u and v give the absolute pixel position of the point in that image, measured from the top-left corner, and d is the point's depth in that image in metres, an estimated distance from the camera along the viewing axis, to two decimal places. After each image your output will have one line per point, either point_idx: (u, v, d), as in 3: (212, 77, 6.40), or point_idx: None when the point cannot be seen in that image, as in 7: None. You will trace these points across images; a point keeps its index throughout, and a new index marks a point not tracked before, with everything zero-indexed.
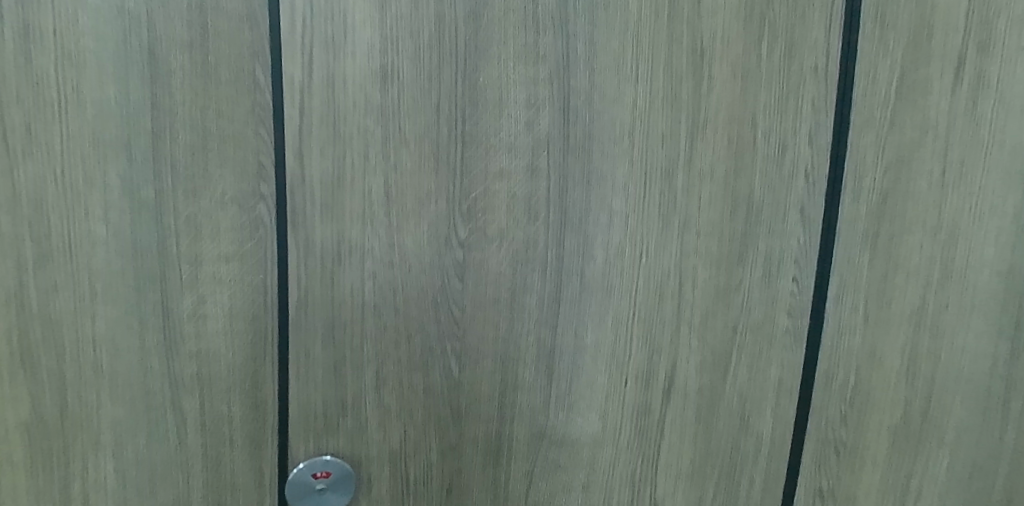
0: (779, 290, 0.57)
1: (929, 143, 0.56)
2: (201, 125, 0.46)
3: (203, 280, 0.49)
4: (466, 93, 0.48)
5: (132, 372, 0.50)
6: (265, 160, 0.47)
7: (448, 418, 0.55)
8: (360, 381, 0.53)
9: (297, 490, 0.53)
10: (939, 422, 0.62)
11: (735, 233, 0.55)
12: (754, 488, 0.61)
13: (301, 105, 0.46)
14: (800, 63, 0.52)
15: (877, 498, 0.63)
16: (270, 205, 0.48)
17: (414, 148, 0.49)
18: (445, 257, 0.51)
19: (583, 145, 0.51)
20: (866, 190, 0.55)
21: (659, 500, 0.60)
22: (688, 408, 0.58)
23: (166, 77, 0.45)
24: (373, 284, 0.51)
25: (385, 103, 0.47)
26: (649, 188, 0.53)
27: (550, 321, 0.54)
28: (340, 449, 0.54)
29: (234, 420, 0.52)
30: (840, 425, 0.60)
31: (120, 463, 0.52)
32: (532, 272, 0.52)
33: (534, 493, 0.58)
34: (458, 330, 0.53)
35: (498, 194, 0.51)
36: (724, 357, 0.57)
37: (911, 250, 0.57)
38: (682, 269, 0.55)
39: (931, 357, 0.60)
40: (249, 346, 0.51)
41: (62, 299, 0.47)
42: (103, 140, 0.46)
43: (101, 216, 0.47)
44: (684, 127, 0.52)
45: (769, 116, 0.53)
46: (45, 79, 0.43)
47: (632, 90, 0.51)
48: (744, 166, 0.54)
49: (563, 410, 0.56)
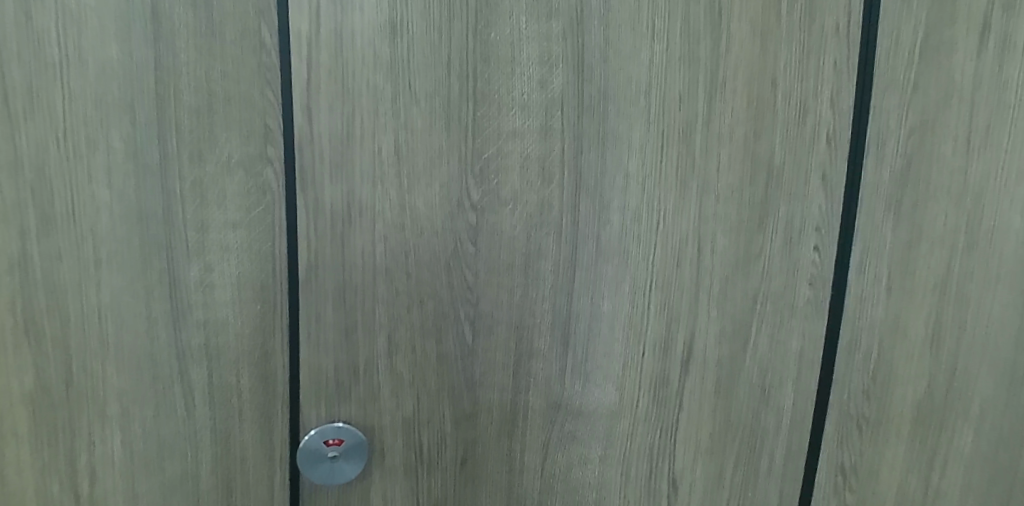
0: (800, 258, 0.55)
1: (955, 106, 0.54)
2: (206, 85, 0.45)
3: (210, 247, 0.48)
4: (477, 50, 0.47)
5: (138, 341, 0.49)
6: (271, 122, 0.46)
7: (462, 388, 0.53)
8: (372, 349, 0.51)
9: (309, 458, 0.51)
10: (963, 396, 0.60)
11: (755, 197, 0.53)
12: (775, 461, 0.59)
13: (308, 62, 0.45)
14: (821, 21, 0.50)
15: (901, 474, 0.61)
16: (278, 169, 0.47)
17: (425, 107, 0.47)
18: (458, 221, 0.50)
19: (598, 105, 0.49)
20: (890, 154, 0.54)
21: (677, 474, 0.59)
22: (708, 380, 0.57)
23: (170, 36, 0.44)
24: (384, 248, 0.49)
25: (394, 61, 0.46)
26: (666, 150, 0.51)
27: (566, 288, 0.52)
28: (352, 418, 0.53)
29: (243, 391, 0.51)
30: (862, 399, 0.58)
31: (128, 436, 0.51)
32: (547, 236, 0.51)
33: (550, 465, 0.56)
34: (471, 296, 0.51)
35: (511, 155, 0.49)
36: (744, 326, 0.56)
37: (936, 217, 0.55)
38: (700, 235, 0.53)
39: (956, 329, 0.58)
40: (258, 316, 0.50)
41: (66, 266, 0.46)
42: (106, 101, 0.44)
43: (105, 181, 0.46)
44: (702, 87, 0.50)
45: (790, 77, 0.51)
46: (46, 37, 0.42)
47: (649, 48, 0.49)
48: (764, 128, 0.52)
49: (579, 380, 0.55)
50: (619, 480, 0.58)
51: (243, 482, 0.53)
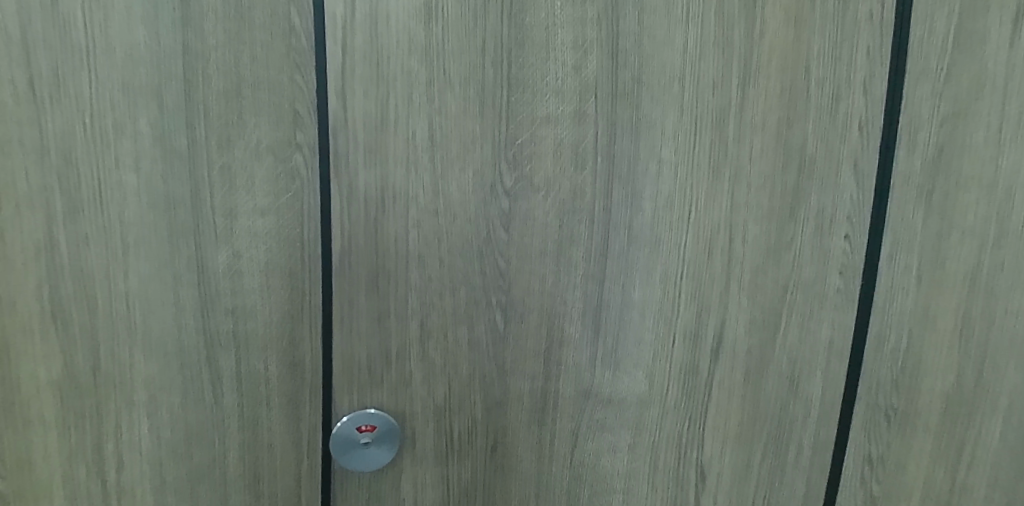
0: (831, 247, 0.54)
1: (987, 95, 0.53)
2: (234, 69, 0.45)
3: (238, 233, 0.48)
4: (511, 35, 0.46)
5: (166, 328, 0.49)
6: (301, 107, 0.46)
7: (492, 375, 0.53)
8: (404, 336, 0.51)
9: (342, 444, 0.51)
10: (992, 387, 0.60)
11: (787, 186, 0.53)
12: (803, 451, 0.59)
13: (342, 46, 0.45)
14: (855, 8, 0.50)
15: (928, 465, 0.61)
16: (308, 155, 0.47)
17: (458, 92, 0.47)
18: (490, 207, 0.49)
19: (631, 91, 0.49)
20: (922, 142, 0.53)
21: (705, 465, 0.58)
22: (738, 368, 0.56)
23: (199, 20, 0.44)
24: (418, 234, 0.49)
25: (429, 45, 0.46)
26: (698, 137, 0.51)
27: (597, 275, 0.52)
28: (384, 405, 0.53)
29: (271, 378, 0.51)
30: (891, 389, 0.58)
31: (155, 423, 0.51)
32: (580, 223, 0.51)
33: (580, 453, 0.56)
34: (504, 283, 0.51)
35: (544, 141, 0.49)
36: (774, 315, 0.55)
37: (967, 207, 0.55)
38: (733, 222, 0.53)
39: (985, 319, 0.58)
40: (286, 303, 0.49)
41: (93, 252, 0.46)
42: (134, 86, 0.44)
43: (132, 166, 0.45)
44: (735, 74, 0.50)
45: (823, 63, 0.51)
46: (73, 22, 0.42)
47: (683, 33, 0.48)
48: (797, 115, 0.51)
49: (609, 368, 0.54)
50: (647, 469, 0.58)
51: (271, 469, 0.53)
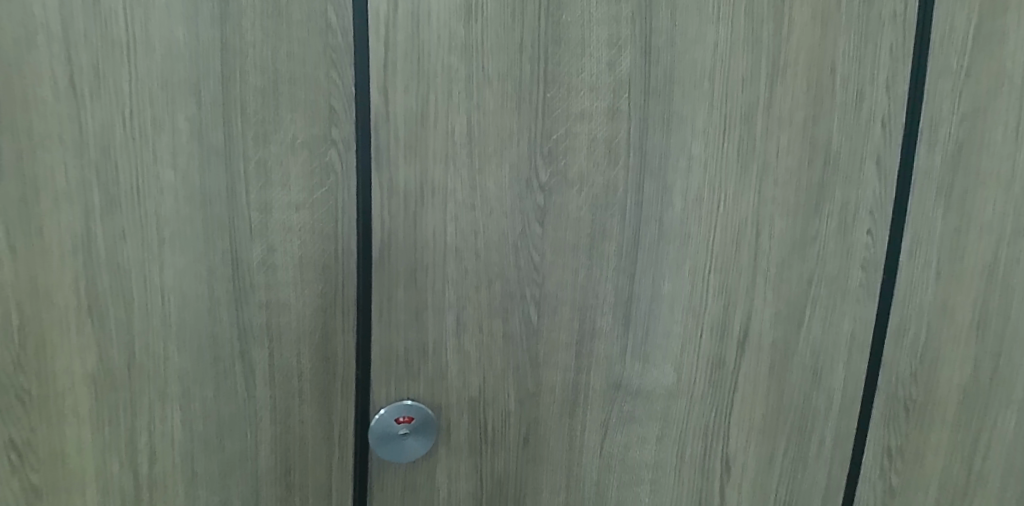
0: (854, 242, 0.55)
1: (1005, 93, 0.54)
2: (271, 66, 0.45)
3: (272, 228, 0.48)
4: (547, 32, 0.47)
5: (200, 322, 0.49)
6: (337, 103, 0.47)
7: (525, 367, 0.54)
8: (440, 328, 0.52)
9: (380, 435, 0.52)
10: (1008, 379, 0.61)
11: (813, 182, 0.54)
12: (826, 442, 0.60)
13: (382, 43, 0.45)
14: (880, 8, 0.51)
15: (946, 456, 0.62)
16: (343, 151, 0.47)
17: (495, 88, 0.48)
18: (525, 202, 0.50)
19: (662, 87, 0.50)
20: (943, 139, 0.54)
21: (730, 456, 0.59)
22: (763, 360, 0.57)
23: (238, 17, 0.44)
24: (455, 228, 0.50)
25: (467, 42, 0.46)
26: (728, 133, 0.51)
27: (629, 269, 0.53)
28: (420, 396, 0.53)
29: (304, 371, 0.51)
30: (910, 381, 0.59)
31: (188, 416, 0.51)
32: (612, 217, 0.51)
33: (609, 444, 0.57)
34: (538, 276, 0.52)
35: (578, 136, 0.50)
36: (799, 309, 0.56)
37: (986, 202, 0.56)
38: (760, 217, 0.54)
39: (1002, 312, 0.59)
40: (320, 296, 0.50)
41: (129, 246, 0.46)
42: (173, 82, 0.44)
43: (169, 161, 0.46)
44: (764, 71, 0.51)
45: (849, 61, 0.52)
46: (113, 17, 0.42)
47: (714, 32, 0.49)
48: (823, 112, 0.52)
49: (639, 360, 0.55)
50: (674, 460, 0.59)
51: (303, 460, 0.54)
